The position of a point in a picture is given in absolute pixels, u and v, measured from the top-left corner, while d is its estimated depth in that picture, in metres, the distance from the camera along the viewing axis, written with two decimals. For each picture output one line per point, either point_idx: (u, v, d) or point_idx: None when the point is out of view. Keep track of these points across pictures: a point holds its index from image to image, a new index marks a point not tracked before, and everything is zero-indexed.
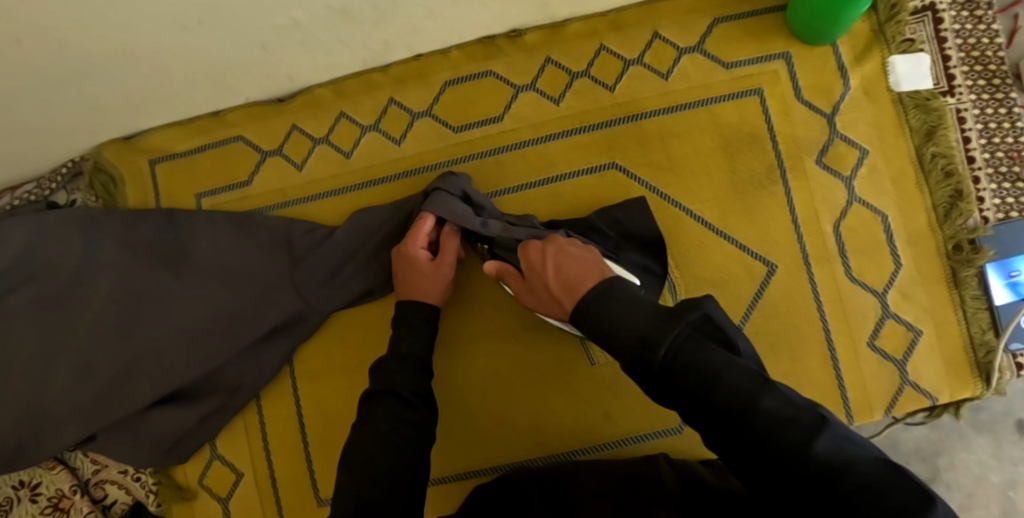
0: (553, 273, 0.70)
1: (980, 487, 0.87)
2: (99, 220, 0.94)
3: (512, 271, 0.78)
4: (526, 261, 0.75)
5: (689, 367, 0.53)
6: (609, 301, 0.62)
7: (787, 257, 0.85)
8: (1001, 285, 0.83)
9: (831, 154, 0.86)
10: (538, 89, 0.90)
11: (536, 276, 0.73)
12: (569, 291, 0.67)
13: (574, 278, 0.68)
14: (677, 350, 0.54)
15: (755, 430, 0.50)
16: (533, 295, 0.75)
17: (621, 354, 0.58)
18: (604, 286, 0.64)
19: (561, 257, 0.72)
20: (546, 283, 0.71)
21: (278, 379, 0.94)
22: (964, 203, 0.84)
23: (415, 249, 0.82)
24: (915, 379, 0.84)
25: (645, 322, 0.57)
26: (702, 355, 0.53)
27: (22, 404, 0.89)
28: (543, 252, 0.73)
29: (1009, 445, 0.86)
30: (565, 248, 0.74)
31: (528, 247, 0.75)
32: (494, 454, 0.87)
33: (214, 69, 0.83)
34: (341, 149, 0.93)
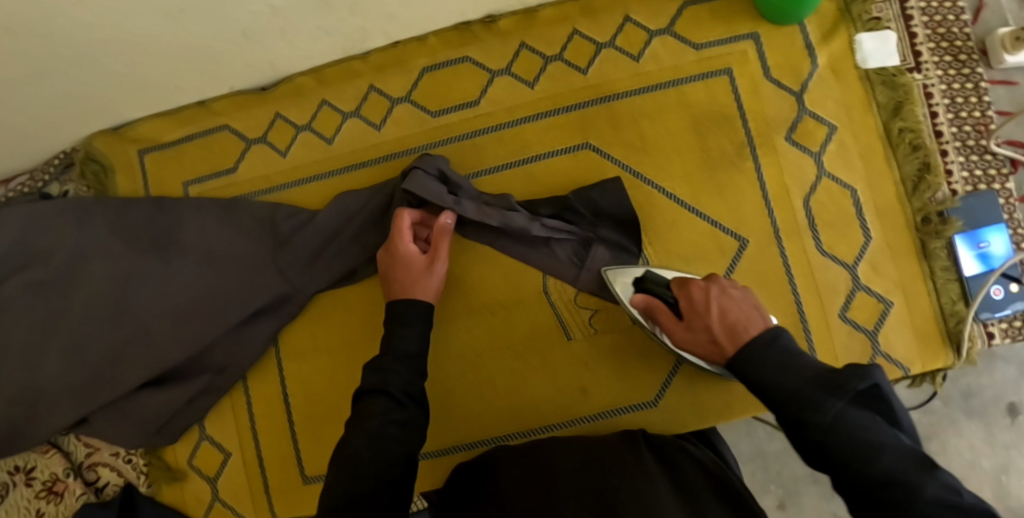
0: (715, 316, 0.66)
1: (972, 471, 0.92)
2: (90, 207, 0.97)
3: (661, 307, 0.74)
4: (686, 299, 0.71)
5: (843, 434, 0.53)
6: (769, 353, 0.60)
7: (758, 231, 0.87)
8: (970, 256, 0.85)
9: (800, 131, 0.88)
10: (513, 73, 0.93)
11: (696, 318, 0.69)
12: (731, 333, 0.64)
13: (736, 321, 0.65)
14: (840, 414, 0.54)
15: (902, 511, 0.49)
16: (688, 335, 0.71)
17: (773, 405, 0.58)
18: (769, 334, 0.61)
19: (722, 297, 0.68)
20: (707, 325, 0.67)
21: (263, 361, 0.96)
22: (932, 176, 0.85)
23: (404, 245, 0.83)
24: (887, 350, 0.85)
25: (810, 379, 0.56)
26: (863, 424, 0.53)
27: (18, 385, 0.93)
28: (705, 293, 0.69)
29: (1000, 431, 0.92)
30: (728, 289, 0.69)
31: (690, 285, 0.72)
32: (473, 429, 0.90)
33: (198, 57, 0.86)
34: (323, 135, 0.96)
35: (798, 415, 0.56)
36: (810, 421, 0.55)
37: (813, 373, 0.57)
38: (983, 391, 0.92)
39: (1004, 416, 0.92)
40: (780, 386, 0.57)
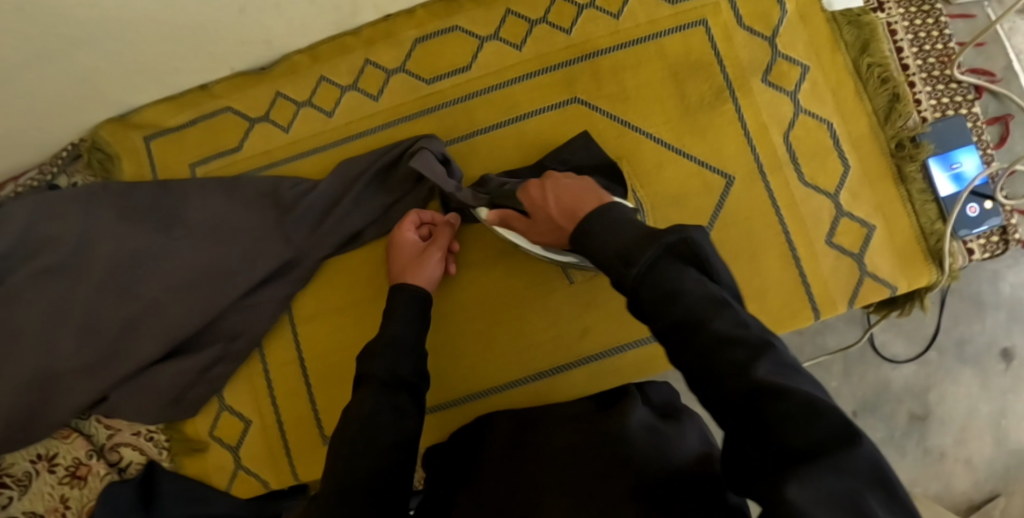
0: (552, 204, 0.71)
1: (972, 419, 1.04)
2: (98, 192, 0.99)
3: (514, 217, 0.81)
4: (529, 200, 0.76)
5: (657, 287, 0.51)
6: (604, 218, 0.60)
7: (741, 168, 0.92)
8: (945, 178, 0.90)
9: (775, 73, 0.93)
10: (500, 38, 0.97)
11: (538, 213, 0.74)
12: (567, 215, 0.68)
13: (568, 203, 0.69)
14: (652, 266, 0.52)
15: (707, 354, 0.48)
16: (534, 229, 0.77)
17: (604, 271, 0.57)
18: (608, 204, 0.62)
19: (556, 190, 0.73)
20: (546, 214, 0.72)
21: (278, 328, 0.99)
22: (902, 105, 0.91)
23: (403, 231, 0.90)
24: (874, 270, 0.89)
25: (635, 237, 0.55)
26: (678, 275, 0.51)
27: (31, 369, 0.93)
28: (540, 188, 0.74)
29: (996, 378, 1.04)
30: (565, 182, 0.74)
31: (528, 186, 0.77)
32: (484, 378, 0.93)
33: (200, 36, 0.90)
34: (322, 109, 1.00)
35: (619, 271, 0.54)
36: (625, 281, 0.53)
37: (638, 233, 0.55)
38: (976, 339, 1.04)
39: (997, 361, 1.04)
40: (614, 249, 0.56)
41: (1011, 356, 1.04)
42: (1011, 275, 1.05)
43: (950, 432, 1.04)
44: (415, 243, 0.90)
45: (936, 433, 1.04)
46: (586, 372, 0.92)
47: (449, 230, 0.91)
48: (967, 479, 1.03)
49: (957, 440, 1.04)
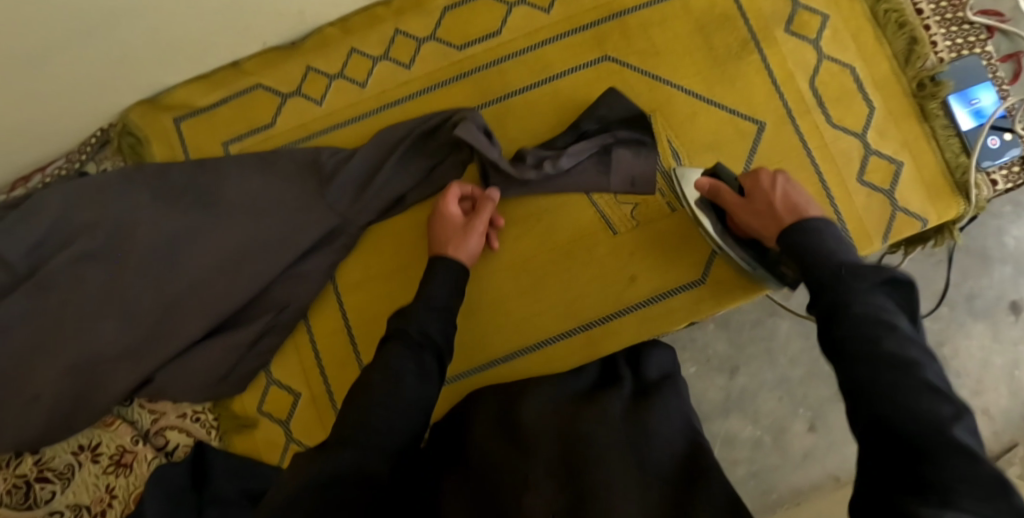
0: (779, 195, 0.80)
1: (984, 371, 1.08)
2: (133, 175, 1.00)
3: (727, 190, 0.85)
4: (753, 183, 0.83)
5: (865, 312, 0.59)
6: (824, 228, 0.73)
7: (771, 114, 0.95)
8: (965, 114, 0.93)
9: (796, 23, 0.97)
10: (528, 3, 1.00)
11: (760, 197, 0.81)
12: (793, 209, 0.78)
13: (798, 203, 0.78)
14: (867, 300, 0.61)
15: (886, 381, 0.54)
16: (745, 213, 0.83)
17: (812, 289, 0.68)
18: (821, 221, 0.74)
19: (788, 187, 0.81)
20: (770, 202, 0.80)
21: (323, 298, 1.00)
22: (920, 46, 0.94)
23: (444, 205, 0.91)
24: (904, 205, 0.93)
25: (860, 266, 0.65)
26: (889, 313, 0.59)
27: (76, 353, 0.93)
28: (772, 178, 0.82)
29: (1007, 328, 1.08)
30: (794, 184, 0.82)
31: (761, 173, 0.83)
32: (534, 331, 0.95)
33: (236, 10, 0.91)
34: (355, 81, 1.02)
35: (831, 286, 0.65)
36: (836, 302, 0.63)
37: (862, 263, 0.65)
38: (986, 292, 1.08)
39: (1007, 313, 1.07)
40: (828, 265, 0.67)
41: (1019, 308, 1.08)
42: (1014, 229, 1.08)
43: (967, 385, 1.08)
44: (456, 217, 0.91)
45: (953, 387, 1.08)
46: (634, 319, 0.93)
47: (491, 204, 0.91)
48: (985, 431, 1.07)
49: (973, 392, 1.08)
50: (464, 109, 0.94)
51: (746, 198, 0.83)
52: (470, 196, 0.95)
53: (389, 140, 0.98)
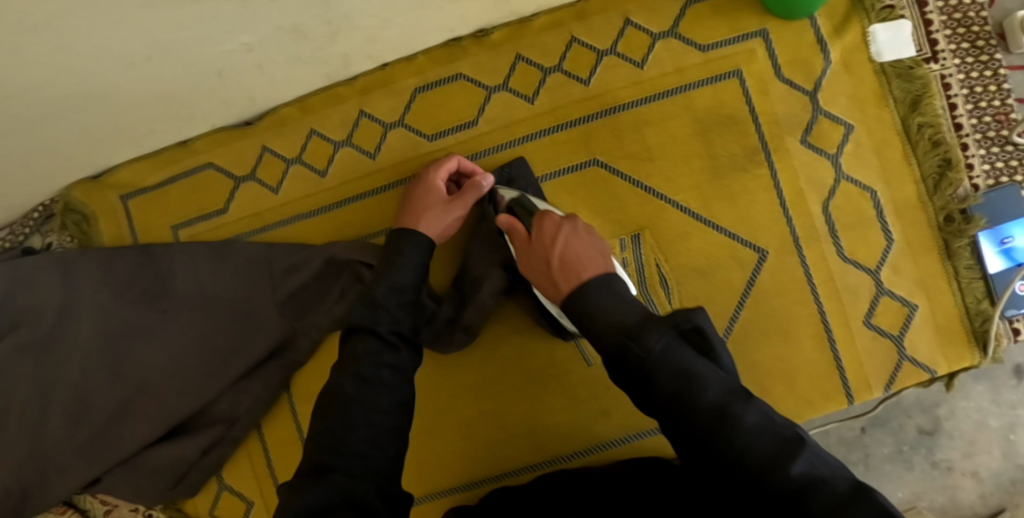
0: (556, 251, 0.71)
1: (980, 433, 0.90)
2: (76, 260, 0.90)
3: (519, 231, 0.76)
4: (538, 230, 0.74)
5: (670, 370, 0.57)
6: (601, 291, 0.66)
7: (776, 241, 0.84)
8: (994, 253, 0.83)
9: (815, 133, 0.85)
10: (510, 89, 0.88)
11: (538, 249, 0.73)
12: (566, 272, 0.70)
13: (574, 260, 0.70)
14: (665, 349, 0.58)
15: (716, 424, 0.55)
16: (528, 262, 0.75)
17: (602, 349, 0.62)
18: (600, 278, 0.68)
19: (573, 238, 0.73)
20: (549, 258, 0.72)
21: (276, 407, 0.94)
22: (953, 172, 0.83)
23: (432, 176, 0.82)
24: (912, 353, 0.83)
25: (633, 322, 0.61)
26: (688, 359, 0.58)
27: (24, 447, 0.86)
28: (557, 229, 0.73)
29: (1008, 390, 0.89)
30: (580, 231, 0.74)
31: (545, 217, 0.75)
32: (494, 464, 0.86)
33: (172, 101, 0.81)
34: (314, 168, 0.91)
35: (626, 347, 0.60)
36: (635, 363, 0.59)
37: (637, 318, 0.62)
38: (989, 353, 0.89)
39: (1011, 377, 0.89)
40: (613, 326, 0.62)
41: None
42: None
43: (958, 447, 0.90)
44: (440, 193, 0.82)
45: (943, 446, 0.91)
46: (609, 457, 0.85)
47: (477, 195, 0.82)
48: (972, 493, 0.90)
49: (964, 455, 0.90)
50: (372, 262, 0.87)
51: (531, 247, 0.74)
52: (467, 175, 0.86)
53: (341, 256, 0.87)
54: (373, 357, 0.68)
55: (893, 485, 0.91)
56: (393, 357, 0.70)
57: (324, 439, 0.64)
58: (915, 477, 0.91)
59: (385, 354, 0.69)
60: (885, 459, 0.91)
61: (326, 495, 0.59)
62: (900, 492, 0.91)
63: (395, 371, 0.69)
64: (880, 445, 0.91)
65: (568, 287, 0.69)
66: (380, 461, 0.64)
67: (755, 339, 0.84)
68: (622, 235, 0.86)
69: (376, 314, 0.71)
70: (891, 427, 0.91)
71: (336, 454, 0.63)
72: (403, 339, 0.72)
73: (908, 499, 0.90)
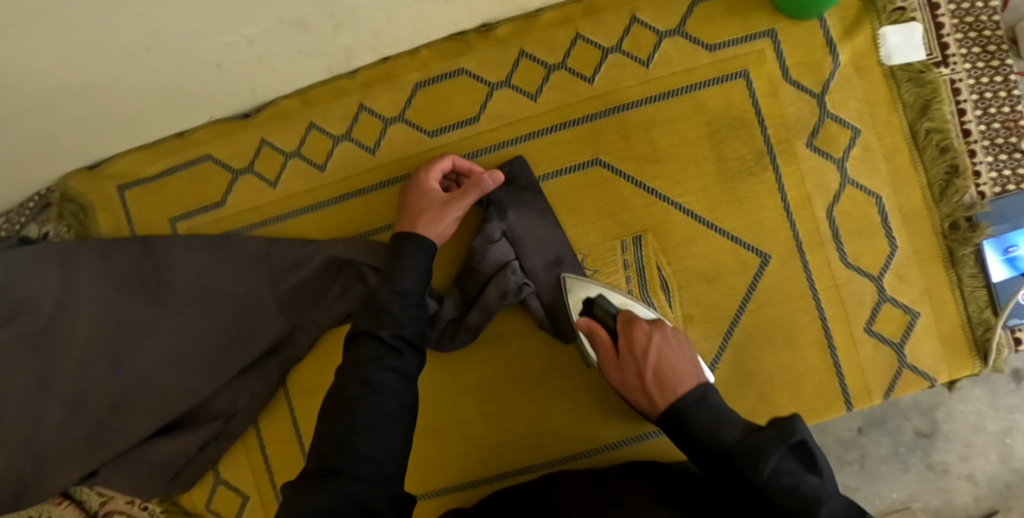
0: (651, 365, 0.72)
1: (977, 436, 0.89)
2: (74, 252, 0.89)
3: (603, 338, 0.77)
4: (626, 338, 0.75)
5: (784, 489, 0.59)
6: (700, 409, 0.67)
7: (780, 246, 0.84)
8: (998, 262, 0.82)
9: (822, 136, 0.84)
10: (514, 85, 0.87)
11: (631, 361, 0.74)
12: (662, 387, 0.71)
13: (670, 375, 0.71)
14: (776, 471, 0.60)
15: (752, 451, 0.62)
16: (619, 369, 0.76)
17: (711, 465, 0.63)
18: (699, 393, 0.68)
19: (664, 347, 0.74)
20: (641, 372, 0.73)
21: (274, 403, 0.94)
22: (961, 179, 0.82)
23: (426, 178, 0.83)
24: (913, 361, 0.83)
25: (738, 440, 0.62)
26: (799, 478, 0.60)
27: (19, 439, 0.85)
28: (648, 337, 0.74)
29: (1007, 393, 0.89)
30: (671, 339, 0.75)
31: (631, 324, 0.76)
32: (491, 463, 0.87)
33: (172, 93, 0.80)
34: (314, 161, 0.90)
35: (739, 466, 0.61)
36: (746, 476, 0.60)
37: (740, 436, 0.63)
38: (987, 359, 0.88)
39: (1008, 381, 0.89)
40: (719, 445, 0.63)
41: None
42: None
43: (955, 449, 0.90)
44: (437, 194, 0.83)
45: (940, 448, 0.90)
46: (609, 459, 0.85)
47: (478, 192, 0.82)
48: (966, 495, 0.90)
49: (960, 458, 0.89)
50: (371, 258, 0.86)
51: (619, 357, 0.76)
52: (463, 174, 0.86)
53: (342, 254, 0.86)
54: (377, 360, 0.68)
55: (887, 486, 0.90)
56: (396, 362, 0.69)
57: (332, 443, 0.64)
58: (910, 478, 0.90)
59: (390, 357, 0.69)
60: (881, 460, 0.91)
61: (335, 497, 0.59)
62: (894, 493, 0.90)
63: (402, 376, 0.69)
64: (877, 445, 0.91)
65: (667, 403, 0.70)
66: (385, 461, 0.63)
67: (758, 345, 0.84)
68: (623, 237, 0.85)
69: (377, 319, 0.71)
70: (888, 428, 0.91)
71: (342, 457, 0.63)
72: (407, 344, 0.71)
73: (902, 500, 0.90)
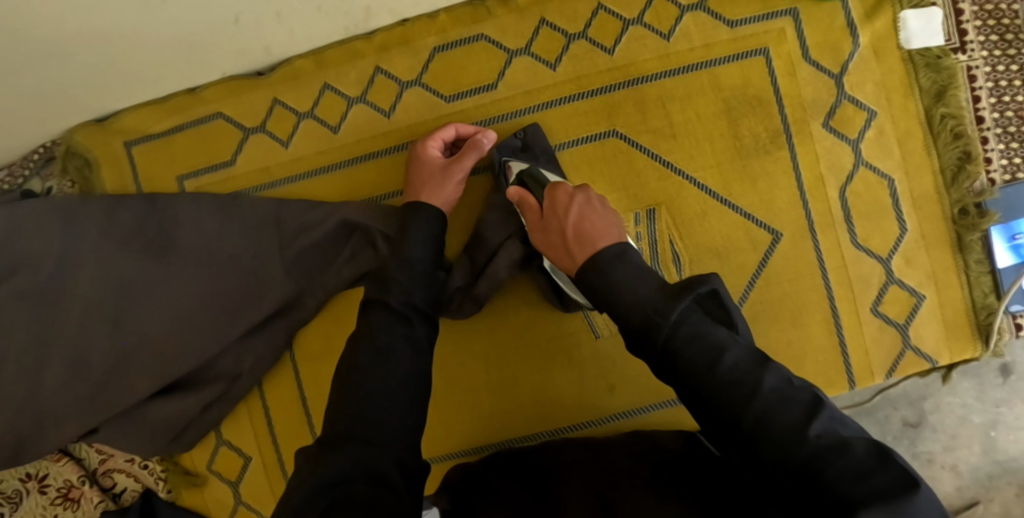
0: (573, 222, 0.69)
1: (962, 428, 0.91)
2: (78, 207, 0.88)
3: (531, 204, 0.74)
4: (551, 200, 0.73)
5: (690, 340, 0.54)
6: (620, 265, 0.63)
7: (791, 225, 0.85)
8: (1003, 248, 0.83)
9: (838, 117, 0.84)
10: (532, 53, 0.86)
11: (553, 219, 0.71)
12: (580, 241, 0.68)
13: (590, 230, 0.68)
14: (682, 320, 0.56)
15: (725, 378, 0.52)
16: (546, 242, 0.73)
17: (631, 337, 0.59)
18: (620, 248, 0.65)
19: (585, 207, 0.71)
20: (562, 228, 0.70)
21: (279, 366, 0.93)
22: (972, 165, 0.83)
23: (425, 146, 0.83)
24: (916, 343, 0.85)
25: (652, 296, 0.58)
26: (706, 328, 0.55)
27: (19, 394, 0.84)
28: (569, 200, 0.71)
29: (992, 388, 0.90)
30: (594, 202, 0.72)
31: (556, 189, 0.74)
32: (499, 429, 0.88)
33: (187, 43, 0.79)
34: (327, 123, 0.90)
35: (649, 325, 0.56)
36: (655, 333, 0.56)
37: (655, 290, 0.58)
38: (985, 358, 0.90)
39: (996, 376, 0.90)
40: (632, 302, 0.58)
41: (1012, 371, 0.90)
42: None
43: (940, 440, 0.91)
44: (438, 161, 0.83)
45: (926, 438, 0.91)
46: (614, 430, 0.86)
47: (478, 153, 0.82)
48: (949, 485, 0.91)
49: (945, 449, 0.91)
50: (382, 221, 0.85)
51: (544, 216, 0.73)
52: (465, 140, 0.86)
53: (354, 218, 0.86)
54: (386, 329, 0.67)
55: None
56: (406, 330, 0.68)
57: (341, 405, 0.63)
58: None
59: (399, 326, 0.68)
60: None
61: (346, 464, 0.57)
62: None
63: (410, 344, 0.68)
64: (865, 434, 0.92)
65: (583, 254, 0.66)
66: (398, 429, 0.62)
67: (765, 322, 0.85)
68: (637, 209, 0.86)
69: (386, 288, 0.70)
70: (877, 417, 0.92)
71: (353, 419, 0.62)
72: (416, 314, 0.70)
73: None
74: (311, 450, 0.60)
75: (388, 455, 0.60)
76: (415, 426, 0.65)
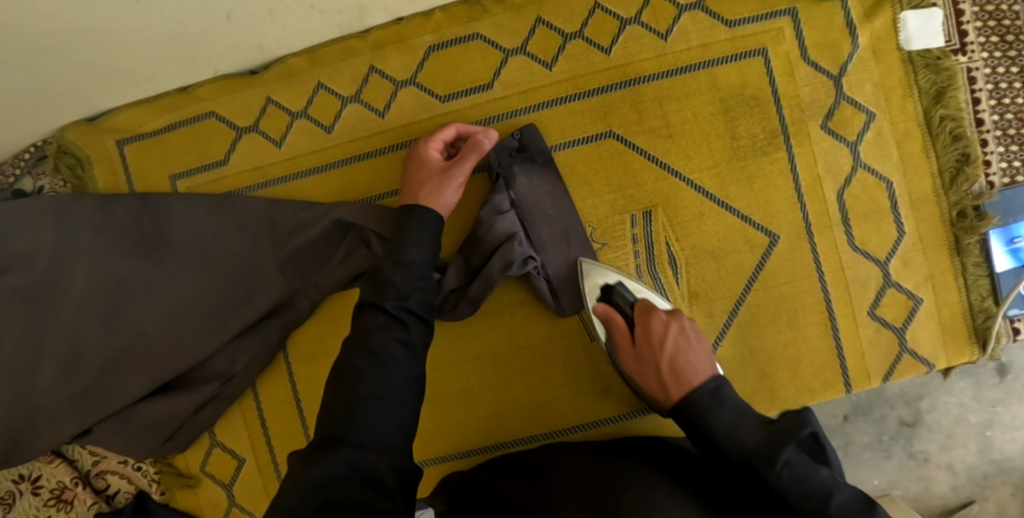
0: (667, 356, 0.72)
1: (958, 427, 0.90)
2: (71, 206, 0.87)
3: (618, 322, 0.78)
4: (644, 327, 0.76)
5: (796, 482, 0.59)
6: (716, 403, 0.67)
7: (788, 227, 0.84)
8: (1001, 252, 0.83)
9: (837, 118, 0.84)
10: (528, 53, 0.86)
11: (647, 350, 0.75)
12: (677, 380, 0.71)
13: (684, 366, 0.71)
14: (789, 463, 0.60)
15: (819, 512, 0.57)
16: (633, 366, 0.76)
17: (724, 459, 0.64)
18: (713, 385, 0.68)
19: (681, 339, 0.73)
20: (656, 363, 0.73)
21: (273, 366, 0.93)
22: (971, 167, 0.82)
23: (426, 147, 0.82)
24: (913, 347, 0.84)
25: (756, 439, 0.63)
26: (809, 472, 0.60)
27: (9, 394, 0.83)
28: (665, 329, 0.74)
29: (988, 387, 0.90)
30: (689, 332, 0.74)
31: (651, 316, 0.76)
32: (493, 432, 0.87)
33: (179, 42, 0.78)
34: (321, 123, 0.89)
35: (754, 466, 0.61)
36: (763, 478, 0.61)
37: (761, 434, 0.63)
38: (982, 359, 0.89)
39: (992, 375, 0.89)
40: (731, 442, 0.63)
41: (1008, 371, 0.89)
42: None
43: (937, 439, 0.91)
44: (438, 162, 0.82)
45: (922, 437, 0.91)
46: (609, 433, 0.86)
47: (478, 155, 0.81)
48: (944, 484, 0.91)
49: (941, 449, 0.91)
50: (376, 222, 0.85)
51: (635, 345, 0.76)
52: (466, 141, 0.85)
53: (348, 218, 0.85)
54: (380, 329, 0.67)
55: (869, 472, 0.91)
56: (401, 333, 0.68)
57: (337, 407, 0.62)
58: (891, 465, 0.91)
59: (393, 328, 0.67)
60: (865, 447, 0.91)
61: (337, 467, 0.57)
62: (876, 479, 0.91)
63: (405, 347, 0.67)
64: (861, 433, 0.91)
65: (679, 392, 0.70)
66: (392, 433, 0.62)
67: (762, 325, 0.85)
68: (633, 211, 0.85)
69: (381, 289, 0.70)
70: (873, 416, 0.91)
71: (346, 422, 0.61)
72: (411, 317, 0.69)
73: (883, 487, 0.91)
74: (303, 454, 0.59)
75: (382, 459, 0.60)
76: (409, 430, 0.64)
